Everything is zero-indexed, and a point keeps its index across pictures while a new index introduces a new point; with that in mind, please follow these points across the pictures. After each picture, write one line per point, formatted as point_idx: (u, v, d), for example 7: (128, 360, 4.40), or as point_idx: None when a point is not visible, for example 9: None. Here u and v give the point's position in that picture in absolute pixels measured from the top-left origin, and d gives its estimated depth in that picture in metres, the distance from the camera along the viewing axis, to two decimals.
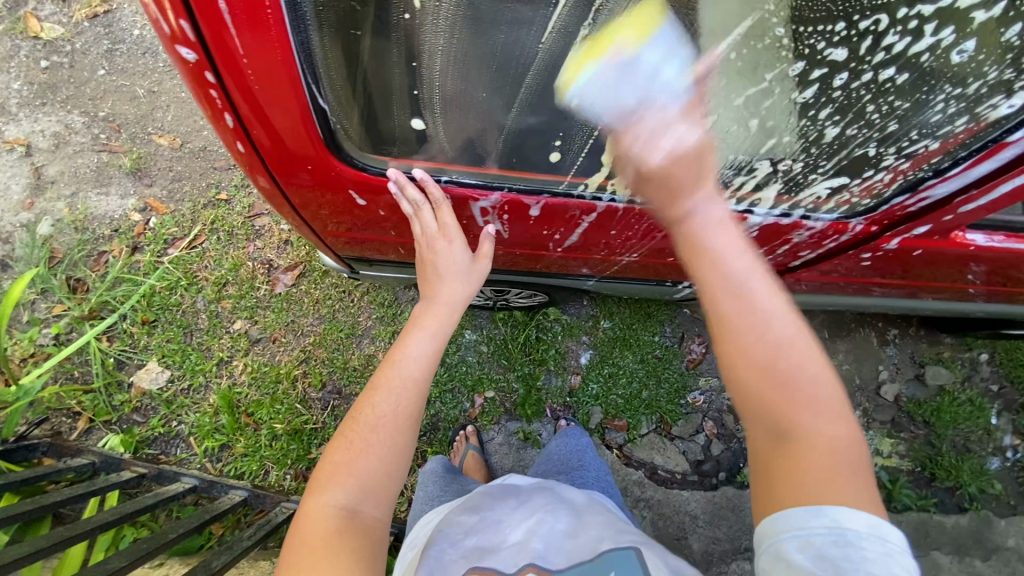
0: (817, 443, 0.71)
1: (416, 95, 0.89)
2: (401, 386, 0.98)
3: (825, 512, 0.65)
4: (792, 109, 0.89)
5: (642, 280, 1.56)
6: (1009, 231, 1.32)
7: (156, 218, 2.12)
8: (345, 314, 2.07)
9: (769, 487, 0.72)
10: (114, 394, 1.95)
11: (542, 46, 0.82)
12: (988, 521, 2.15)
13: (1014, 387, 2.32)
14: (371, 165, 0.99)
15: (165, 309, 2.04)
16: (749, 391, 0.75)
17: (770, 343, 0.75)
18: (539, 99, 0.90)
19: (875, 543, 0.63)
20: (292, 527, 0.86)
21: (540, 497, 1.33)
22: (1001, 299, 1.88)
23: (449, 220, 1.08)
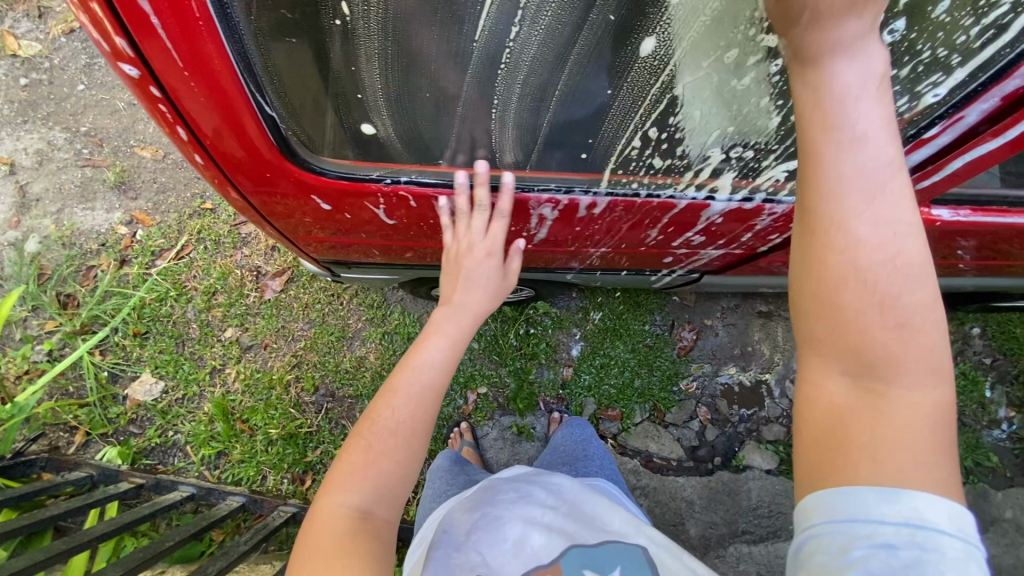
0: (909, 404, 0.63)
1: (362, 99, 0.87)
2: (418, 389, 1.00)
3: (904, 499, 0.60)
4: (733, 95, 0.86)
5: (621, 271, 1.57)
6: (974, 205, 1.33)
7: (143, 230, 2.13)
8: (334, 317, 2.09)
9: (834, 443, 0.64)
10: (109, 407, 1.97)
11: (477, 45, 0.77)
12: (984, 494, 2.16)
13: (1007, 359, 2.32)
14: (330, 169, 1.00)
15: (156, 320, 2.05)
16: (855, 327, 0.63)
17: (890, 272, 0.62)
18: (479, 97, 0.86)
19: (952, 541, 0.58)
20: (303, 525, 0.89)
21: (537, 487, 1.32)
22: (990, 272, 1.87)
23: (502, 231, 1.14)
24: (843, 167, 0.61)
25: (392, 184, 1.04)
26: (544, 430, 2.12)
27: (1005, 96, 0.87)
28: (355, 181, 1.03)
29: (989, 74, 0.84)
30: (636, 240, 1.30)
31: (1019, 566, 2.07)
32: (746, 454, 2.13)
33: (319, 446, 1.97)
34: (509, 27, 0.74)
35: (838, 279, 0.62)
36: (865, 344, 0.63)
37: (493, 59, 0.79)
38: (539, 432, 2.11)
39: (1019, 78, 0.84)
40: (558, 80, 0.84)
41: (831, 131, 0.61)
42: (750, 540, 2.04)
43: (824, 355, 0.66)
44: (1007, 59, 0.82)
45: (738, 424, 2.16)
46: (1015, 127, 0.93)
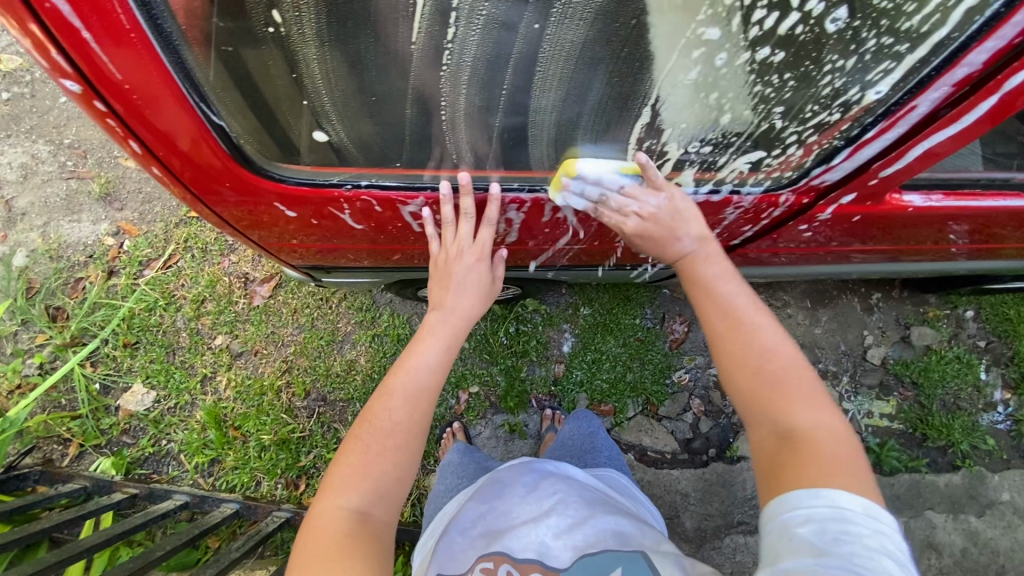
0: (809, 433, 0.83)
1: (308, 105, 0.88)
2: (414, 390, 0.99)
3: (824, 494, 0.74)
4: (685, 92, 0.87)
5: (604, 267, 1.56)
6: (948, 189, 1.30)
7: (130, 240, 2.13)
8: (324, 321, 2.08)
9: (771, 477, 0.81)
10: (101, 418, 1.97)
11: (415, 46, 0.77)
12: (981, 477, 2.15)
13: (1001, 341, 2.31)
14: (289, 177, 1.00)
15: (145, 330, 2.05)
16: (752, 394, 0.89)
17: (764, 353, 0.90)
18: (426, 99, 0.87)
19: (870, 521, 0.71)
20: (303, 527, 0.89)
21: (547, 481, 1.32)
22: (981, 255, 1.86)
23: (489, 239, 1.15)
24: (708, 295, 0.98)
25: (353, 190, 1.05)
26: (536, 428, 2.12)
27: (957, 83, 0.86)
28: (316, 187, 1.03)
29: (942, 59, 0.83)
30: (607, 235, 1.30)
31: (1016, 548, 2.07)
32: (740, 445, 2.12)
33: (312, 450, 1.97)
34: (446, 24, 0.74)
35: (730, 364, 0.92)
36: (763, 403, 0.88)
37: (434, 61, 0.79)
38: (531, 430, 2.11)
39: (969, 65, 0.83)
40: (508, 79, 0.83)
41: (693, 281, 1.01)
42: (746, 531, 2.04)
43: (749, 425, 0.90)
44: (958, 43, 0.80)
45: (732, 415, 2.15)
46: (969, 115, 0.91)
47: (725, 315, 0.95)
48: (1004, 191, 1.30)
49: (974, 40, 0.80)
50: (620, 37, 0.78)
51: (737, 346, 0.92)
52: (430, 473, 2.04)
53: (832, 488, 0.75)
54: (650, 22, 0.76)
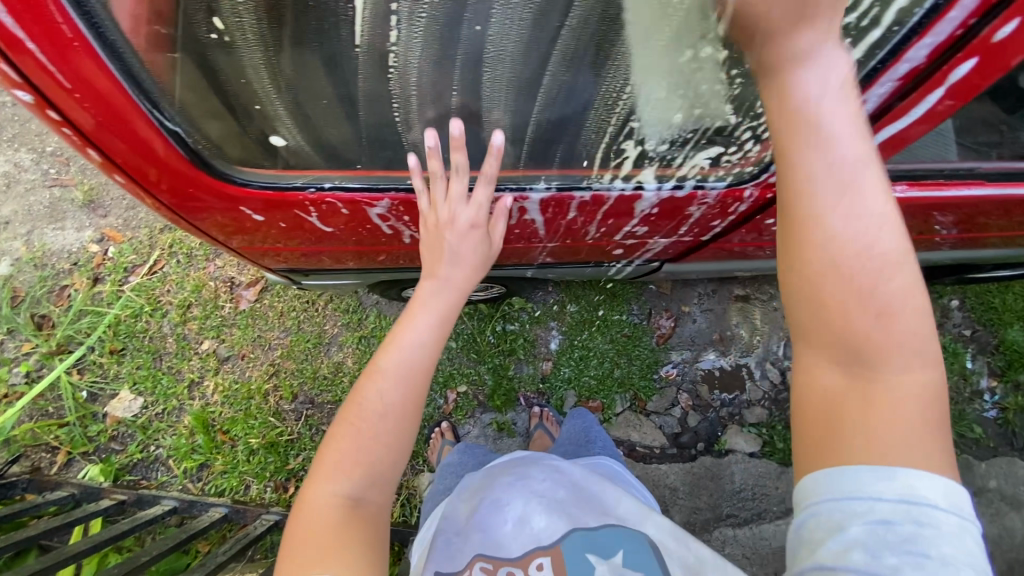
0: (896, 390, 0.65)
1: (260, 110, 0.90)
2: (406, 370, 0.92)
3: (898, 477, 0.63)
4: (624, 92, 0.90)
5: (583, 264, 1.56)
6: (910, 180, 1.32)
7: (114, 247, 2.13)
8: (310, 324, 2.09)
9: (822, 436, 0.68)
10: (89, 426, 1.97)
11: (360, 49, 0.80)
12: (968, 465, 2.16)
13: (987, 329, 2.32)
14: (253, 180, 1.01)
15: (131, 336, 2.05)
16: (834, 318, 0.66)
17: (872, 265, 0.65)
18: (377, 103, 0.89)
19: (950, 517, 0.62)
20: (293, 511, 0.87)
21: (534, 469, 1.33)
22: (964, 245, 1.86)
23: (486, 199, 1.04)
24: (818, 161, 0.64)
25: (317, 193, 1.05)
26: (524, 426, 2.12)
27: (902, 78, 0.86)
28: (281, 191, 1.03)
29: (886, 52, 0.82)
30: (576, 234, 1.30)
31: (1003, 535, 2.08)
32: (728, 438, 2.14)
33: (301, 453, 1.97)
34: (387, 20, 0.76)
35: (821, 272, 0.65)
36: (849, 335, 0.66)
37: (381, 62, 0.82)
38: (519, 428, 2.12)
39: (910, 61, 0.83)
40: (454, 76, 0.85)
41: (800, 126, 0.65)
42: (735, 523, 2.05)
43: (812, 348, 0.68)
44: (900, 36, 0.80)
45: (720, 409, 2.16)
46: (918, 107, 0.92)
47: (835, 200, 0.64)
48: (971, 180, 1.35)
49: (913, 36, 0.80)
50: (565, 27, 0.80)
51: (842, 248, 0.64)
52: (419, 473, 2.05)
53: (908, 469, 0.63)
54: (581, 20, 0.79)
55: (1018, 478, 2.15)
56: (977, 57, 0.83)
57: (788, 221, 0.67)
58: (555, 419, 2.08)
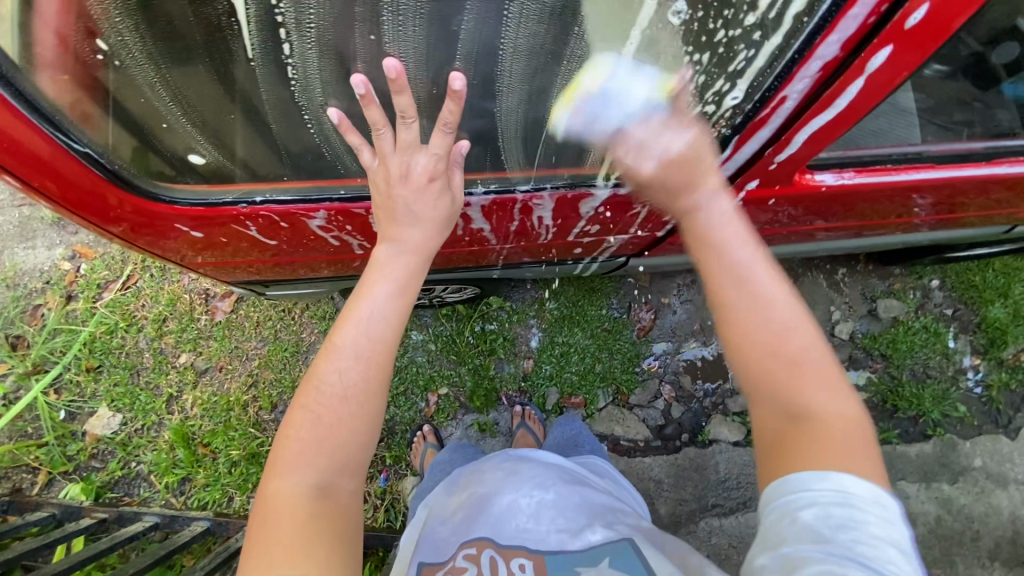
0: (819, 417, 0.78)
1: (169, 128, 0.89)
2: (365, 346, 0.88)
3: (831, 477, 0.73)
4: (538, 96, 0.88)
5: (549, 263, 1.54)
6: (860, 166, 1.29)
7: (86, 264, 2.11)
8: (287, 332, 2.07)
9: (775, 460, 0.79)
10: (68, 445, 1.96)
11: (254, 63, 0.78)
12: (952, 444, 2.15)
13: (968, 308, 2.31)
14: (181, 198, 1.00)
15: (108, 352, 2.04)
16: (763, 373, 0.82)
17: (778, 330, 0.83)
18: (283, 115, 0.88)
19: (876, 509, 0.70)
20: (256, 502, 0.85)
21: (525, 465, 1.26)
22: (944, 226, 1.83)
23: (444, 147, 0.91)
24: (723, 264, 0.86)
25: (249, 208, 1.04)
26: (507, 425, 2.12)
27: (820, 71, 0.85)
28: (211, 207, 1.03)
29: (801, 42, 0.81)
30: (528, 233, 1.27)
31: (989, 513, 2.08)
32: (712, 428, 2.13)
33: None
34: (276, 30, 0.73)
35: (745, 343, 0.83)
36: (773, 380, 0.82)
37: (279, 74, 0.80)
38: (502, 427, 2.11)
39: (823, 56, 0.82)
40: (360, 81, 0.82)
41: (706, 241, 0.88)
42: (720, 513, 2.05)
43: (754, 402, 0.84)
44: (808, 29, 0.79)
45: (704, 400, 2.16)
46: (842, 98, 0.89)
47: (740, 283, 0.85)
48: (920, 164, 1.31)
49: (822, 28, 0.78)
50: (460, 28, 0.75)
51: (750, 319, 0.83)
52: (404, 477, 2.04)
53: (839, 471, 0.73)
54: (466, 28, 0.75)
55: (1002, 456, 2.14)
56: (892, 45, 0.80)
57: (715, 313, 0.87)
58: (537, 417, 2.07)
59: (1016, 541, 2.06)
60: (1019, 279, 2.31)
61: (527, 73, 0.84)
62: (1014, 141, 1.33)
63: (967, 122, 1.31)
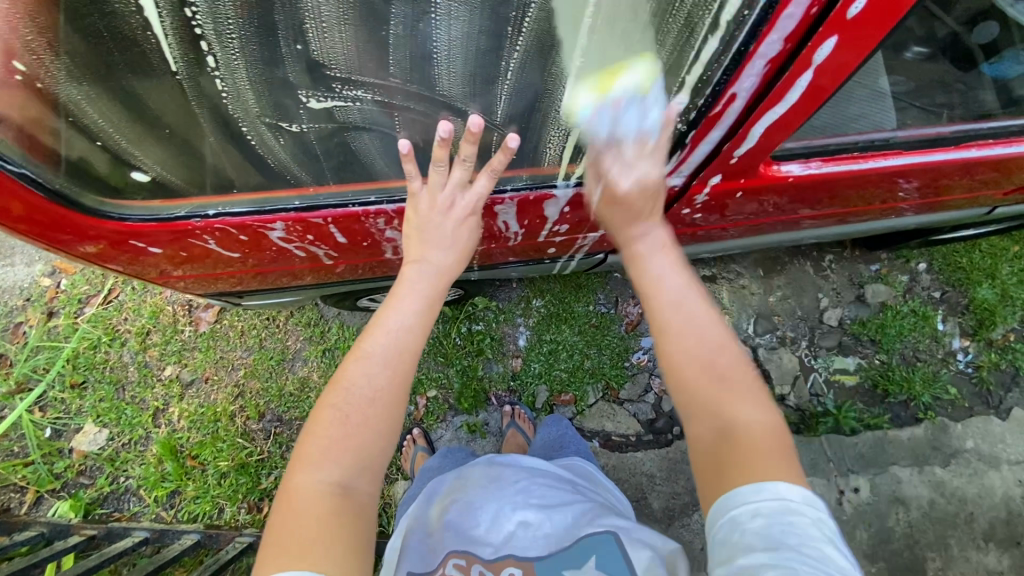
0: (749, 432, 0.79)
1: (104, 146, 0.87)
2: (391, 354, 0.87)
3: (767, 487, 0.73)
4: (485, 101, 0.85)
5: (528, 262, 1.52)
6: (825, 156, 1.25)
7: (67, 279, 2.10)
8: (272, 340, 2.06)
9: (711, 476, 0.79)
10: (55, 463, 1.95)
11: (179, 76, 0.76)
12: (944, 427, 2.15)
13: (956, 289, 2.30)
14: (131, 214, 0.98)
15: (92, 368, 2.03)
16: (697, 393, 0.84)
17: (712, 351, 0.86)
18: (220, 126, 0.86)
19: (811, 509, 0.71)
20: (276, 501, 0.80)
21: (507, 471, 1.27)
22: (929, 210, 1.80)
23: (487, 189, 0.97)
24: (661, 291, 0.90)
25: (203, 221, 1.03)
26: (497, 426, 2.11)
27: (769, 64, 0.82)
28: (164, 222, 1.01)
29: (745, 34, 0.78)
30: (499, 236, 1.26)
31: (983, 494, 2.07)
32: None
33: (272, 472, 1.95)
34: (197, 42, 0.71)
35: (680, 362, 0.86)
36: (704, 398, 0.83)
37: (209, 87, 0.78)
38: (492, 428, 2.10)
39: (766, 54, 0.80)
40: (294, 89, 0.79)
41: (644, 269, 0.93)
42: None
43: (685, 420, 0.85)
44: (751, 23, 0.76)
45: None
46: (788, 97, 0.90)
47: (672, 306, 0.89)
48: (887, 151, 1.28)
49: (764, 22, 0.76)
50: (389, 34, 0.72)
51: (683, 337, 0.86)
52: (395, 481, 2.03)
53: (774, 480, 0.73)
54: (396, 34, 0.72)
55: (994, 437, 2.14)
56: (837, 35, 0.79)
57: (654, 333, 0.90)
58: (527, 416, 2.05)
59: (1011, 522, 2.05)
60: (1006, 259, 2.31)
61: (469, 76, 0.80)
62: (989, 122, 1.32)
63: (947, 104, 1.29)
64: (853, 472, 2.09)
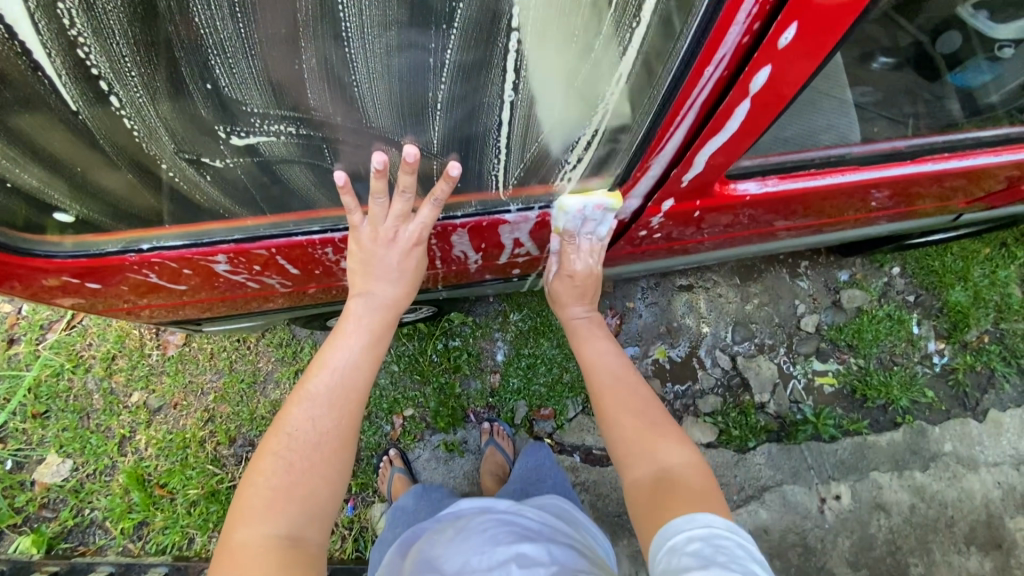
0: (681, 469, 0.93)
1: (14, 186, 0.82)
2: (334, 395, 0.91)
3: (698, 517, 0.82)
4: (416, 129, 0.82)
5: (498, 281, 1.50)
6: (781, 173, 1.24)
7: (28, 305, 2.04)
8: (243, 363, 2.01)
9: (653, 507, 0.88)
10: (16, 496, 1.88)
11: (83, 115, 0.72)
12: (922, 431, 2.15)
13: (930, 293, 2.32)
14: (58, 252, 0.95)
15: (54, 397, 1.96)
16: (632, 439, 1.01)
17: (642, 408, 1.05)
18: (137, 159, 0.82)
19: (737, 535, 0.79)
20: (216, 559, 0.79)
21: (478, 521, 1.20)
22: (901, 218, 1.81)
23: (431, 218, 0.97)
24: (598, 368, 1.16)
25: (138, 256, 0.99)
26: (475, 443, 2.08)
27: (711, 89, 0.84)
28: (95, 258, 0.97)
29: (680, 63, 0.80)
30: (458, 261, 1.24)
31: (963, 498, 2.07)
32: None
33: None
34: (95, 81, 0.67)
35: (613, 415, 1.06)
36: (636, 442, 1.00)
37: (118, 125, 0.75)
38: (470, 446, 2.07)
39: (710, 78, 0.82)
40: (210, 126, 0.76)
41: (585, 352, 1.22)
42: None
43: (626, 467, 1.00)
44: (694, 37, 0.76)
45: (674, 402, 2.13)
46: (733, 119, 0.91)
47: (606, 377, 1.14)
48: (843, 166, 1.26)
49: (698, 51, 0.77)
50: (301, 67, 0.69)
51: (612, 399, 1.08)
52: (373, 503, 1.99)
53: (704, 511, 0.83)
54: (308, 67, 0.69)
55: (972, 439, 2.15)
56: (771, 64, 0.81)
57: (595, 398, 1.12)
58: (506, 433, 2.05)
59: (991, 525, 2.05)
60: (978, 261, 2.33)
61: (394, 106, 0.77)
62: (954, 132, 1.32)
63: (913, 113, 1.29)
64: (833, 480, 2.09)
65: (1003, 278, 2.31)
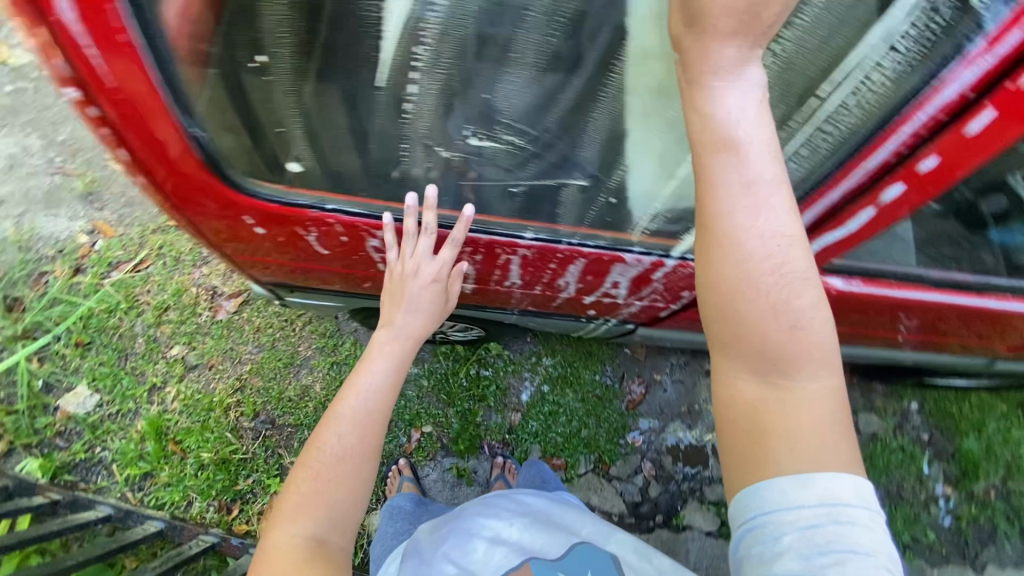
0: (811, 405, 0.70)
1: (281, 132, 0.96)
2: (360, 416, 0.99)
3: (815, 483, 0.66)
4: (610, 160, 0.99)
5: (560, 317, 1.59)
6: (865, 277, 1.43)
7: (103, 240, 2.15)
8: (285, 343, 2.07)
9: (751, 448, 0.71)
10: (38, 417, 1.93)
11: (380, 91, 0.89)
12: (920, 571, 2.18)
13: (943, 435, 2.37)
14: (260, 192, 1.05)
15: (101, 331, 2.03)
16: (760, 337, 0.70)
17: (782, 281, 0.69)
18: (382, 139, 0.98)
19: (858, 508, 0.66)
20: (257, 556, 0.88)
21: (502, 498, 1.32)
22: (928, 347, 1.90)
23: (450, 258, 1.18)
24: (730, 188, 0.70)
25: (320, 214, 1.10)
26: (484, 476, 2.11)
27: (851, 188, 0.96)
28: (286, 206, 1.08)
29: (835, 163, 0.93)
30: (556, 287, 1.36)
31: None
32: (687, 513, 2.12)
33: (252, 474, 1.91)
34: (408, 71, 0.85)
35: (732, 288, 0.70)
36: (770, 345, 0.70)
37: (397, 105, 0.91)
38: (479, 477, 2.10)
39: (856, 178, 0.94)
40: (464, 124, 0.93)
41: (718, 147, 0.70)
42: None
43: (726, 361, 0.73)
44: (856, 146, 0.89)
45: (682, 482, 2.16)
46: (853, 219, 1.04)
47: (747, 217, 0.70)
48: (918, 284, 1.46)
49: (855, 155, 0.91)
50: (559, 95, 0.89)
51: (739, 266, 0.69)
52: (372, 510, 2.00)
53: (823, 475, 0.67)
54: (567, 93, 0.88)
55: None
56: (905, 184, 0.94)
57: (711, 238, 0.71)
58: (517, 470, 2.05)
59: None
60: (994, 415, 2.39)
61: (605, 139, 0.95)
62: (994, 280, 1.47)
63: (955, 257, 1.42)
64: None
65: (1016, 438, 2.35)
